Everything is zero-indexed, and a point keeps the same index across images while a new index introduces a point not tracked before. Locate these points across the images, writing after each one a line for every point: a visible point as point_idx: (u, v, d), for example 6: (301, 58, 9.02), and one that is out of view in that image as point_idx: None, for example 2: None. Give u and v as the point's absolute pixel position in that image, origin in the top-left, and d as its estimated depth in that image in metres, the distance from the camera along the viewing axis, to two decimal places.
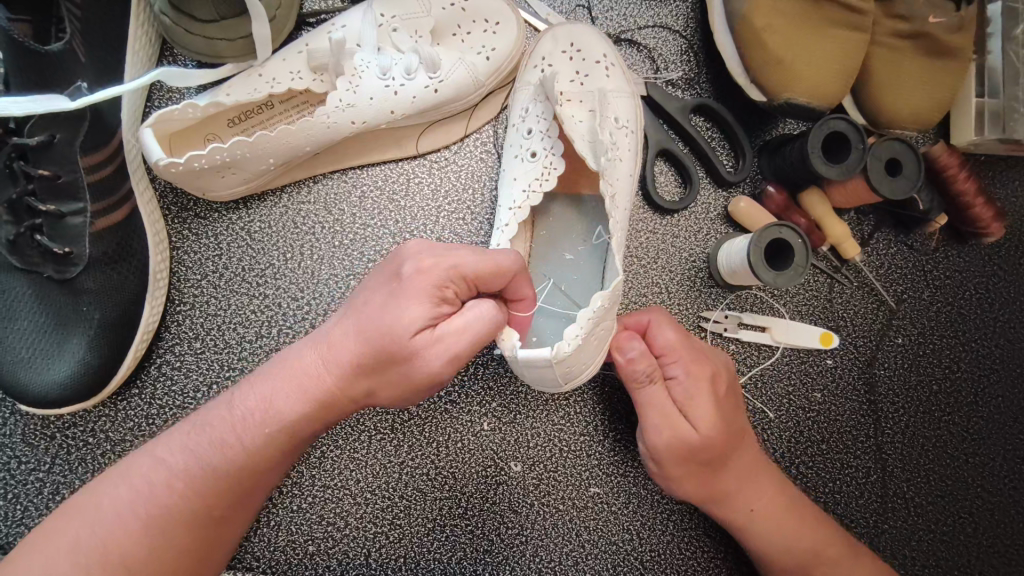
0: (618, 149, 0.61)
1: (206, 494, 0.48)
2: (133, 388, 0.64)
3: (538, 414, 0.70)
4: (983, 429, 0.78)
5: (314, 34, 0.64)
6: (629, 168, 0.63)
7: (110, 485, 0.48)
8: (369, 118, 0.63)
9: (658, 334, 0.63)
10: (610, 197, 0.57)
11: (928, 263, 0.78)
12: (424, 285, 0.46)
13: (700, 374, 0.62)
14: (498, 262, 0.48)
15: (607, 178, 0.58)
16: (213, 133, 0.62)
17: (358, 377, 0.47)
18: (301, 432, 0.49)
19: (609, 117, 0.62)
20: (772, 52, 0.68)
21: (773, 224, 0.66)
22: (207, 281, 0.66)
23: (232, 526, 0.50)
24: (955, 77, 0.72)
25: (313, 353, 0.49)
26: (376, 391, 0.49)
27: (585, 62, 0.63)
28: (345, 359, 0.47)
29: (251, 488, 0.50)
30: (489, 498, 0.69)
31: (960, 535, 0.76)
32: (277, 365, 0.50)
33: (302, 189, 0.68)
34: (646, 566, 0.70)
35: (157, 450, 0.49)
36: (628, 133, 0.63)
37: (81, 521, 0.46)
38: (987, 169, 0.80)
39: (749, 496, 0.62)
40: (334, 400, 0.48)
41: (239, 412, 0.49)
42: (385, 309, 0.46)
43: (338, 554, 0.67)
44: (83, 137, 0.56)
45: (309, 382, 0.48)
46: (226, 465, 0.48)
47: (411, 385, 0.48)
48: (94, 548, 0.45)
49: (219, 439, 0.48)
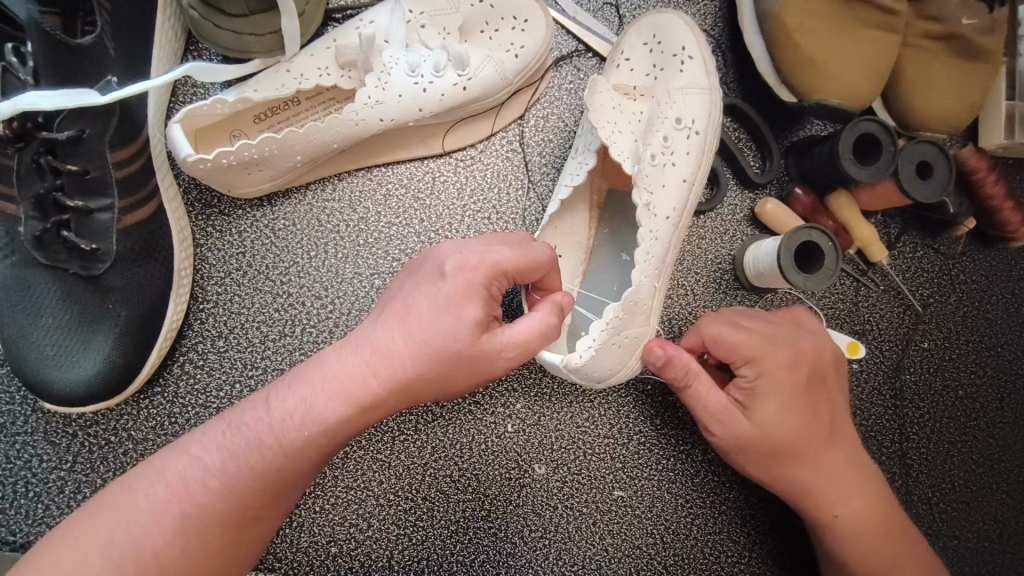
0: (670, 152, 0.60)
1: (241, 495, 0.48)
2: (155, 386, 0.63)
3: (562, 417, 0.69)
4: (1008, 435, 0.77)
5: (341, 30, 0.63)
6: (687, 172, 0.61)
7: (144, 484, 0.47)
8: (397, 116, 0.62)
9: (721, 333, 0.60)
10: (647, 205, 0.58)
11: (955, 268, 0.78)
12: (474, 281, 0.49)
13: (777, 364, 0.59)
14: (536, 254, 0.52)
15: (646, 185, 0.58)
16: (239, 129, 0.61)
17: (404, 377, 0.48)
18: (340, 435, 0.49)
19: (666, 118, 0.60)
20: (804, 52, 0.67)
21: (803, 227, 0.65)
22: (231, 279, 0.65)
23: (265, 525, 0.51)
24: (986, 79, 0.71)
25: (357, 357, 0.49)
26: (418, 390, 0.50)
27: (665, 56, 0.62)
28: (391, 361, 0.48)
29: (288, 485, 0.50)
30: (512, 501, 0.68)
31: (985, 542, 0.75)
32: (316, 367, 0.50)
33: (327, 186, 0.67)
34: (670, 571, 0.69)
35: (194, 448, 0.48)
36: (690, 135, 0.60)
37: (114, 520, 0.45)
38: (1015, 173, 0.79)
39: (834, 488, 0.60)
40: (374, 401, 0.48)
41: (276, 413, 0.49)
42: (439, 307, 0.48)
43: (360, 556, 0.66)
44: (112, 132, 0.55)
45: (352, 384, 0.48)
46: (263, 466, 0.48)
47: (453, 385, 0.50)
48: (128, 548, 0.45)
49: (257, 439, 0.48)
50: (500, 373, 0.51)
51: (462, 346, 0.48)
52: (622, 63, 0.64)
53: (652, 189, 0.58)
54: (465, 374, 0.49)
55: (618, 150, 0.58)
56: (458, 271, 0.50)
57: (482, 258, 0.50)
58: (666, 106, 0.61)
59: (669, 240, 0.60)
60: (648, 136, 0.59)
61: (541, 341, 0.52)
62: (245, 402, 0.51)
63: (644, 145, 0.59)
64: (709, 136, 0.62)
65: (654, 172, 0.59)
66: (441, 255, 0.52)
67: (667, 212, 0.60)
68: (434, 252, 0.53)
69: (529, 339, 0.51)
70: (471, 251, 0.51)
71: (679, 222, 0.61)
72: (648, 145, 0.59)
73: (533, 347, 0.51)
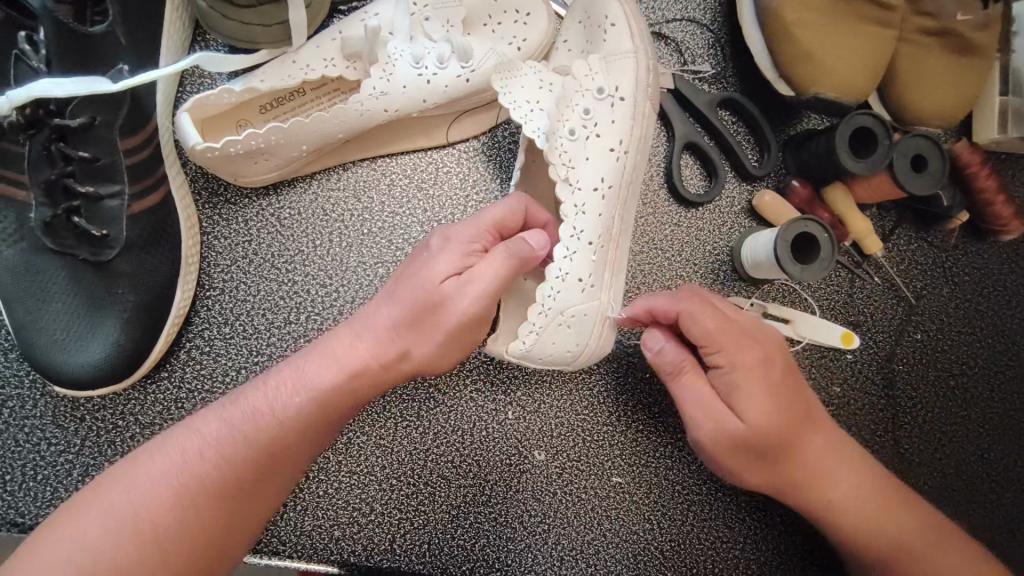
0: (592, 123, 0.60)
1: (239, 468, 0.49)
2: (162, 372, 0.64)
3: (562, 403, 0.71)
4: (998, 425, 0.78)
5: (347, 21, 0.64)
6: (614, 140, 0.60)
7: (144, 457, 0.49)
8: (401, 106, 0.63)
9: (694, 324, 0.58)
10: (564, 179, 0.59)
11: (948, 260, 0.79)
12: (452, 243, 0.52)
13: (749, 352, 0.58)
14: (511, 212, 0.55)
15: (563, 159, 0.59)
16: (246, 119, 0.62)
17: (394, 349, 0.51)
18: (334, 411, 0.52)
19: (587, 89, 0.60)
20: (802, 47, 0.68)
21: (799, 218, 0.66)
22: (238, 267, 0.66)
23: (262, 500, 0.51)
24: (980, 75, 0.72)
25: (351, 334, 0.52)
26: (406, 369, 0.53)
27: (594, 30, 0.63)
28: (380, 333, 0.51)
29: (281, 455, 0.51)
30: (512, 486, 0.70)
31: (974, 528, 0.77)
32: (312, 347, 0.53)
33: (332, 176, 0.68)
34: (666, 556, 0.71)
35: (193, 422, 0.50)
36: (613, 102, 0.60)
37: (114, 490, 0.47)
38: (1009, 167, 0.80)
39: (834, 493, 0.60)
40: (367, 374, 0.51)
41: (274, 389, 0.51)
42: (425, 277, 0.50)
43: (363, 540, 0.67)
44: (121, 119, 0.56)
45: (345, 356, 0.51)
46: (261, 438, 0.50)
47: (443, 350, 0.52)
48: (131, 517, 0.46)
49: (256, 414, 0.50)
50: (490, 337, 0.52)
51: (450, 316, 0.50)
52: (561, 44, 0.66)
53: (571, 164, 0.59)
54: (450, 331, 0.51)
55: (533, 127, 0.59)
56: (445, 247, 0.52)
57: (461, 226, 0.53)
58: (586, 77, 0.60)
59: (601, 212, 0.60)
60: (566, 108, 0.60)
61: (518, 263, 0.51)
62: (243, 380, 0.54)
63: (562, 118, 0.59)
64: (638, 103, 0.61)
65: (574, 146, 0.59)
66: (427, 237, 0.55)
67: (594, 183, 0.60)
68: (425, 234, 0.56)
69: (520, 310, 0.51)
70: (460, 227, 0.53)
71: (612, 193, 0.60)
72: (567, 118, 0.59)
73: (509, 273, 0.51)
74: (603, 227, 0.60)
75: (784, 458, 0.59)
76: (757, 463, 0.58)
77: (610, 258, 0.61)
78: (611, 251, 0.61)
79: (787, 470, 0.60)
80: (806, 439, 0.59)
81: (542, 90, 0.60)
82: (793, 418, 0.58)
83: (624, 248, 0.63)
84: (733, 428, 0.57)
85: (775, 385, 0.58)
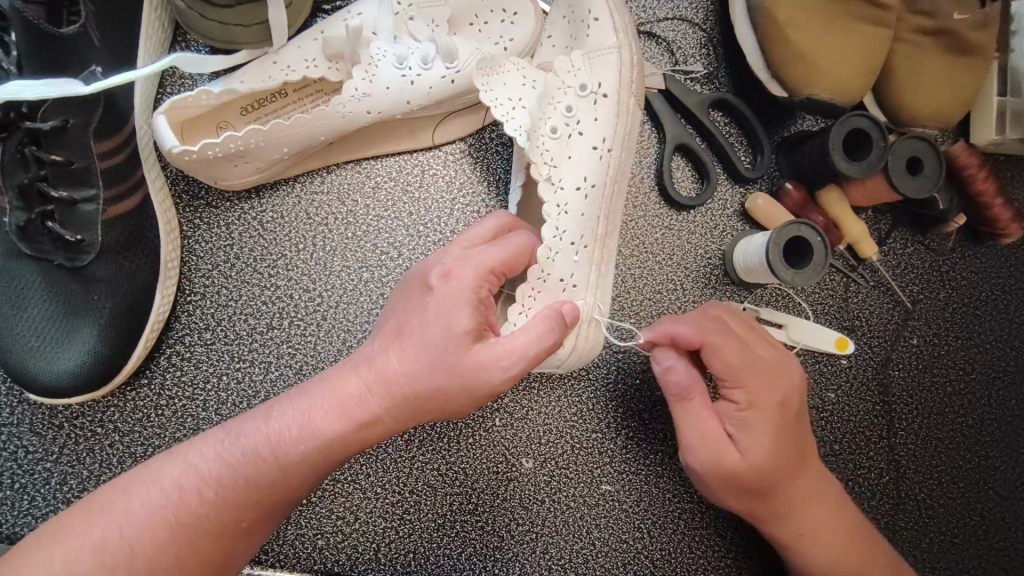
0: (575, 121, 0.59)
1: (233, 504, 0.47)
2: (142, 378, 0.63)
3: (550, 411, 0.70)
4: (995, 431, 0.77)
5: (329, 21, 0.63)
6: (597, 139, 0.60)
7: (138, 487, 0.47)
8: (385, 107, 0.61)
9: (718, 354, 0.58)
10: (547, 179, 0.58)
11: (945, 264, 0.78)
12: (459, 288, 0.50)
13: (769, 391, 0.58)
14: (515, 250, 0.53)
15: (546, 157, 0.58)
16: (226, 121, 0.61)
17: (400, 394, 0.49)
18: (336, 455, 0.50)
19: (569, 86, 0.60)
20: (795, 46, 0.67)
21: (791, 223, 0.65)
22: (219, 271, 0.65)
23: (254, 536, 0.50)
24: (977, 75, 0.71)
25: (358, 376, 0.50)
26: (412, 411, 0.51)
27: (577, 24, 0.63)
28: (389, 381, 0.49)
29: (279, 497, 0.49)
30: (500, 495, 0.68)
31: (971, 537, 0.75)
32: (318, 385, 0.51)
33: (316, 179, 0.67)
34: (656, 565, 0.70)
35: (189, 455, 0.49)
36: (596, 100, 0.60)
37: (106, 520, 0.45)
38: (1007, 169, 0.79)
39: (806, 529, 0.60)
40: (371, 419, 0.49)
41: (276, 427, 0.49)
42: (430, 320, 0.49)
43: (347, 549, 0.66)
44: (96, 122, 0.55)
45: (351, 401, 0.49)
46: (260, 479, 0.48)
47: (450, 403, 0.50)
48: (120, 548, 0.45)
49: (253, 451, 0.48)
50: (499, 386, 0.50)
51: (455, 356, 0.49)
52: (546, 40, 0.66)
53: (554, 163, 0.58)
54: (464, 389, 0.49)
55: (514, 125, 0.59)
56: (441, 279, 0.51)
57: (464, 264, 0.51)
58: (568, 74, 0.60)
59: (585, 212, 0.59)
60: (548, 106, 0.59)
61: (542, 350, 0.50)
62: (244, 414, 0.52)
63: (544, 116, 0.59)
64: (622, 99, 0.61)
65: (556, 145, 0.59)
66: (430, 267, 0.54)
67: (577, 183, 0.59)
68: (421, 269, 0.55)
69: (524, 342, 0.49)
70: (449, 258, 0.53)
71: (596, 192, 0.60)
72: (550, 116, 0.59)
73: (534, 360, 0.50)
74: (588, 227, 0.59)
75: (775, 496, 0.59)
76: (747, 495, 0.58)
77: (597, 258, 0.61)
78: (598, 252, 0.61)
79: (773, 506, 0.59)
80: (798, 480, 0.59)
81: (524, 87, 0.60)
82: (789, 458, 0.58)
83: (613, 247, 0.63)
84: (735, 462, 0.57)
85: (780, 425, 0.58)
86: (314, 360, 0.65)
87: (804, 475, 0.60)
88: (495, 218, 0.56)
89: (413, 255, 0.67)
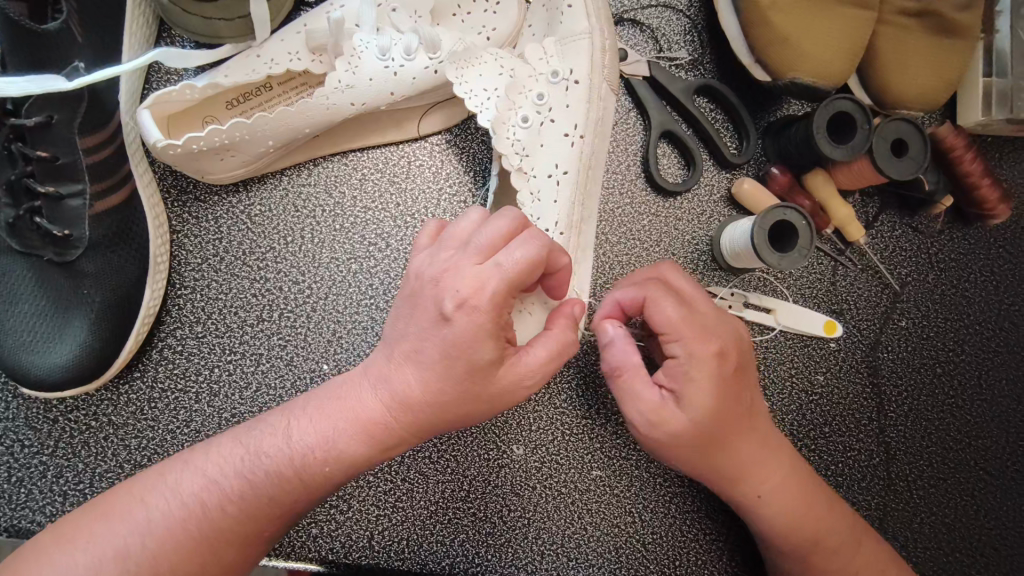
0: (545, 109, 0.60)
1: (255, 516, 0.49)
2: (135, 371, 0.64)
3: (540, 398, 0.70)
4: (986, 412, 0.77)
5: (312, 14, 0.63)
6: (569, 126, 0.61)
7: (158, 497, 0.48)
8: (369, 99, 0.62)
9: (675, 279, 0.60)
10: (518, 171, 0.59)
11: (933, 246, 0.78)
12: (481, 322, 0.47)
13: (706, 345, 0.56)
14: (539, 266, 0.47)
15: (517, 148, 0.59)
16: (212, 115, 0.61)
17: (420, 418, 0.50)
18: (357, 466, 0.51)
19: (541, 73, 0.61)
20: (778, 30, 0.67)
21: (777, 207, 0.65)
22: (209, 265, 0.65)
23: (270, 539, 0.52)
24: (960, 56, 0.71)
25: (376, 397, 0.50)
26: (432, 428, 0.51)
27: (554, 13, 0.63)
28: (409, 407, 0.49)
29: (292, 509, 0.50)
30: (491, 482, 0.69)
31: (962, 517, 0.76)
32: (337, 403, 0.50)
33: (303, 171, 0.68)
34: (648, 548, 0.70)
35: (207, 469, 0.49)
36: (568, 86, 0.61)
37: (126, 528, 0.47)
38: (995, 150, 0.79)
39: (755, 482, 0.60)
40: (392, 438, 0.50)
41: (296, 443, 0.49)
42: (451, 349, 0.47)
43: (341, 536, 0.67)
44: (82, 118, 0.56)
45: (371, 422, 0.50)
46: (279, 495, 0.49)
47: (471, 418, 0.51)
48: (144, 558, 0.46)
49: (273, 468, 0.49)
50: (521, 397, 0.52)
51: (480, 384, 0.49)
52: (526, 30, 0.66)
53: (525, 152, 0.59)
54: (485, 405, 0.50)
55: (485, 117, 0.60)
56: (464, 313, 0.47)
57: (483, 289, 0.46)
58: (540, 62, 0.61)
59: (558, 198, 0.60)
60: (518, 94, 0.60)
61: (560, 357, 0.52)
62: (261, 423, 0.51)
63: (514, 105, 0.60)
64: (593, 86, 0.61)
65: (528, 133, 0.60)
66: (443, 277, 0.48)
67: (549, 170, 0.60)
68: (431, 276, 0.49)
69: (553, 357, 0.51)
70: (471, 282, 0.47)
71: (569, 179, 0.61)
72: (520, 105, 0.60)
73: (553, 367, 0.51)
74: (564, 213, 0.60)
75: (722, 445, 0.58)
76: (686, 451, 0.58)
77: (573, 245, 0.61)
78: (575, 239, 0.61)
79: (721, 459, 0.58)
80: (740, 434, 0.59)
81: (499, 78, 0.61)
82: (733, 406, 0.57)
83: (591, 232, 0.63)
84: (672, 419, 0.56)
85: (716, 391, 0.56)
86: (304, 350, 0.66)
87: (746, 434, 0.59)
88: (540, 246, 0.47)
89: (400, 245, 0.68)
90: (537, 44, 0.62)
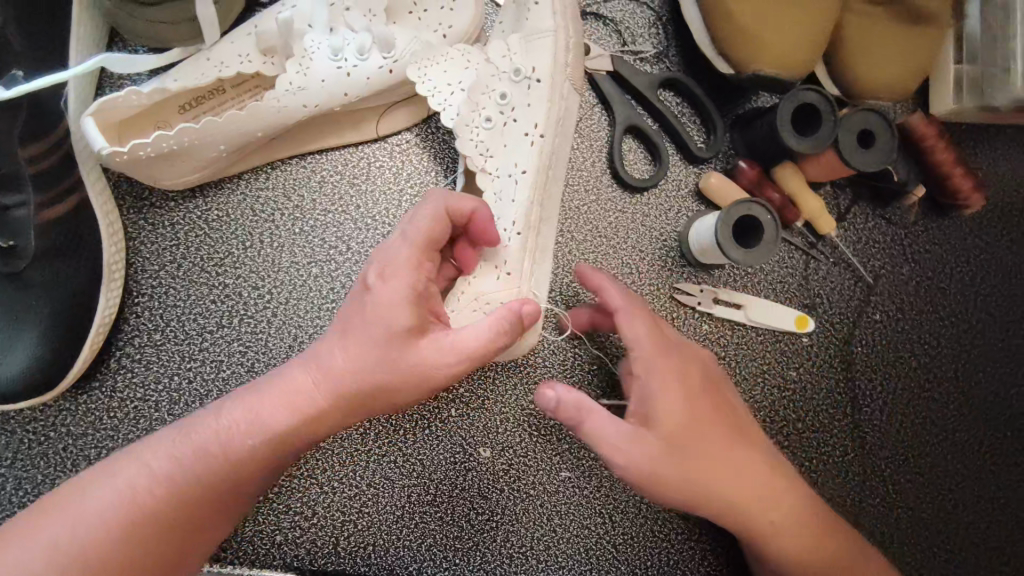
0: (508, 108, 0.60)
1: (187, 500, 0.48)
2: (93, 381, 0.63)
3: (507, 400, 0.69)
4: (963, 405, 0.76)
5: (263, 16, 0.62)
6: (531, 125, 0.59)
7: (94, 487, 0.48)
8: (322, 101, 0.61)
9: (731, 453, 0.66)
10: (484, 171, 0.59)
11: (907, 237, 0.77)
12: (398, 286, 0.48)
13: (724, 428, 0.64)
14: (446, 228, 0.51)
15: (479, 149, 0.59)
16: (164, 120, 0.60)
17: (348, 391, 0.49)
18: (289, 447, 0.50)
19: (507, 72, 0.60)
20: (737, 21, 0.66)
21: (742, 201, 0.64)
22: (166, 272, 0.65)
23: (203, 534, 0.50)
24: (928, 41, 0.69)
25: (304, 375, 0.50)
26: (363, 406, 0.50)
27: (522, 9, 0.62)
28: (336, 382, 0.49)
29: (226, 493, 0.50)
30: (458, 485, 0.68)
31: (939, 512, 0.75)
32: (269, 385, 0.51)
33: (261, 175, 0.67)
34: (619, 550, 0.70)
35: (144, 454, 0.49)
36: (530, 84, 0.59)
37: (58, 521, 0.46)
38: (969, 139, 0.78)
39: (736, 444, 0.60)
40: (323, 415, 0.49)
41: (226, 423, 0.49)
42: (368, 317, 0.48)
43: (306, 543, 0.67)
44: (23, 127, 0.55)
45: (300, 400, 0.49)
46: (212, 478, 0.49)
47: (404, 395, 0.50)
48: (74, 546, 0.45)
49: (205, 451, 0.49)
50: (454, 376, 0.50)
51: (403, 353, 0.48)
52: (499, 27, 0.66)
53: (488, 152, 0.59)
54: (414, 380, 0.49)
55: (450, 115, 0.60)
56: (382, 282, 0.48)
57: (398, 257, 0.49)
58: (503, 59, 0.61)
59: (516, 199, 0.58)
60: (483, 94, 0.60)
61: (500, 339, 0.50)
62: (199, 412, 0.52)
63: (478, 107, 0.59)
64: (555, 83, 0.60)
65: (490, 134, 0.59)
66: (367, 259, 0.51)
67: (510, 170, 0.59)
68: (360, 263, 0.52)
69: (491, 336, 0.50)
70: (387, 255, 0.49)
71: (528, 179, 0.59)
72: (483, 106, 0.59)
73: (489, 347, 0.50)
74: (521, 214, 0.58)
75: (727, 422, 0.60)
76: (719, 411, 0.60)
77: (531, 248, 0.59)
78: (532, 240, 0.59)
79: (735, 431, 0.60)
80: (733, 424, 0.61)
81: (465, 73, 0.61)
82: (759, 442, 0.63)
83: (549, 235, 0.62)
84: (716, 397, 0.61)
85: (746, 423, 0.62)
86: (265, 356, 0.65)
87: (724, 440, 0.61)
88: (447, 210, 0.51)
89: (361, 248, 0.67)
90: (503, 40, 0.61)
